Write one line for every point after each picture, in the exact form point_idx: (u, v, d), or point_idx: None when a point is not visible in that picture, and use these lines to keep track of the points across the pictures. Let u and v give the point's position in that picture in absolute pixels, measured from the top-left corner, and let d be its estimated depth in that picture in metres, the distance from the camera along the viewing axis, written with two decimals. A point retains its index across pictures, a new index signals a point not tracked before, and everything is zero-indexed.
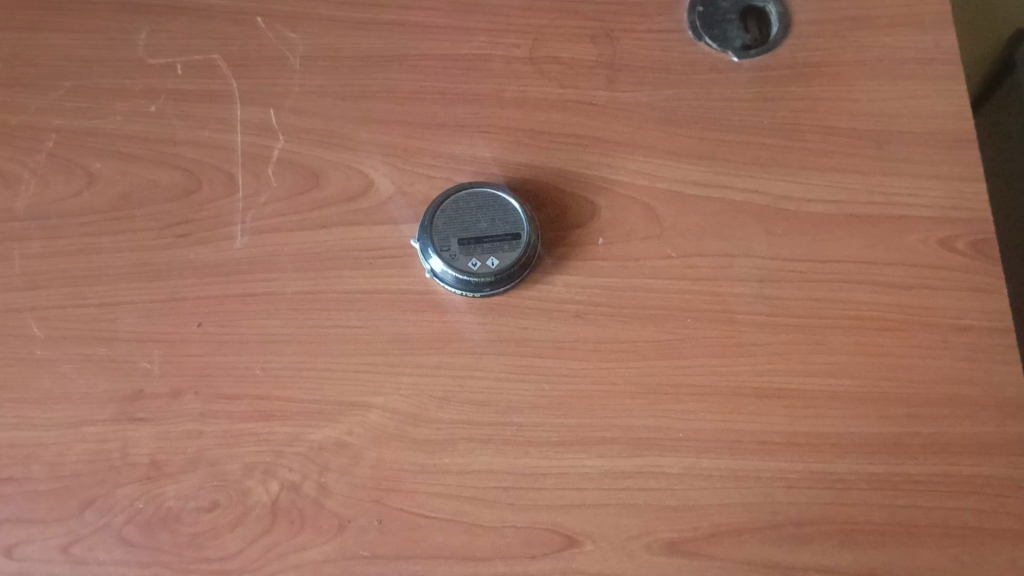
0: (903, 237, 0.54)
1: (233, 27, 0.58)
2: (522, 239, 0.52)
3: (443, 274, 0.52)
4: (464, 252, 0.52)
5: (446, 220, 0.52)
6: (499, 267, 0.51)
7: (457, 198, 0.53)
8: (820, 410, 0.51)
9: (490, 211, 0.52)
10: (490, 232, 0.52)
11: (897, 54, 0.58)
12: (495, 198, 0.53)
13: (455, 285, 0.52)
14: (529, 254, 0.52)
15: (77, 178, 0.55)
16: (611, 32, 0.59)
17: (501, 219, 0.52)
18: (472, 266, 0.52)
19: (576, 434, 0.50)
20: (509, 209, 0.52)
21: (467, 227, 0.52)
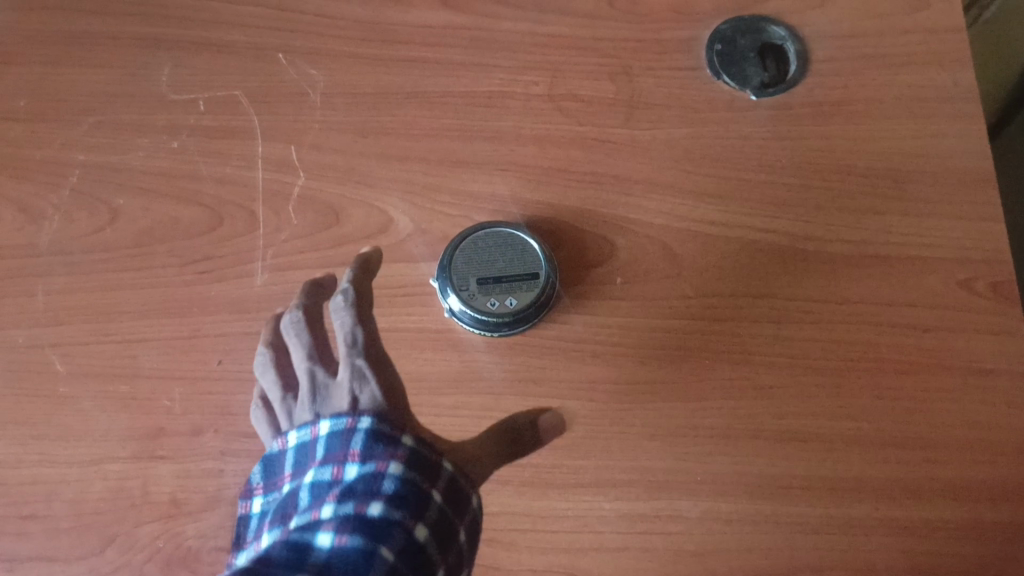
0: (921, 278, 0.54)
1: (256, 63, 0.58)
2: (540, 278, 0.52)
3: (462, 314, 0.52)
4: (484, 291, 0.52)
5: (465, 259, 0.53)
6: (518, 308, 0.52)
7: (477, 237, 0.53)
8: (838, 453, 0.51)
9: (510, 250, 0.53)
10: (509, 271, 0.52)
11: (917, 92, 0.58)
12: (516, 236, 0.53)
13: (474, 325, 0.52)
14: (547, 295, 0.52)
15: (100, 214, 0.56)
16: (628, 69, 0.59)
17: (520, 259, 0.52)
18: (491, 306, 0.52)
19: (594, 476, 0.51)
20: (529, 248, 0.53)
21: (486, 265, 0.53)
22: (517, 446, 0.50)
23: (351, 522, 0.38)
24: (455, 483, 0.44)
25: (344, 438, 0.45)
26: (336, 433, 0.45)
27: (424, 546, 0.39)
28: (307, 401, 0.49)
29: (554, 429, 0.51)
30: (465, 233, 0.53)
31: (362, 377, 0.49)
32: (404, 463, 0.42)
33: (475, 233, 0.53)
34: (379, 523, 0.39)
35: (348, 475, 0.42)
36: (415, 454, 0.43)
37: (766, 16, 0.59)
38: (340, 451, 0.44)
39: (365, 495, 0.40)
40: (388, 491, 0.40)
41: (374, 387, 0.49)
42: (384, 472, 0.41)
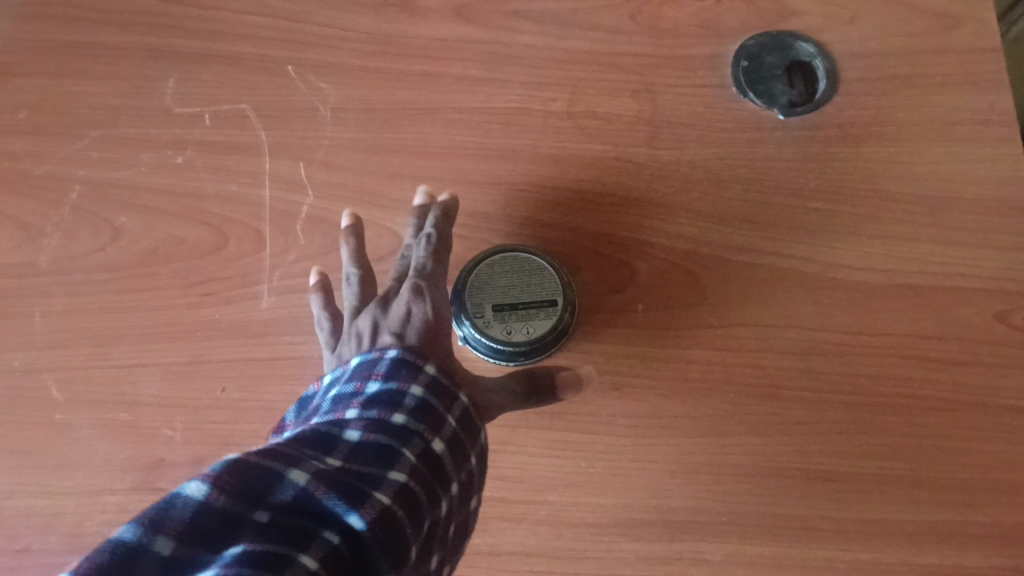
0: (955, 310, 0.51)
1: (264, 76, 0.56)
2: (559, 305, 0.50)
3: (476, 342, 0.50)
4: (500, 318, 0.50)
5: (479, 286, 0.50)
6: (537, 336, 0.50)
7: (493, 259, 0.51)
8: (868, 493, 0.49)
9: (528, 275, 0.51)
10: (527, 297, 0.50)
11: (947, 115, 0.54)
12: (534, 260, 0.51)
13: (488, 353, 0.50)
14: (566, 322, 0.50)
15: (102, 233, 0.54)
16: (650, 87, 0.56)
17: (537, 285, 0.50)
18: (507, 334, 0.50)
19: (612, 515, 0.50)
20: (548, 272, 0.51)
21: (503, 290, 0.50)
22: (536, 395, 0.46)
23: (372, 421, 0.33)
24: (468, 417, 0.38)
25: (367, 363, 0.38)
26: (362, 364, 0.38)
27: (442, 459, 0.35)
28: (369, 308, 0.43)
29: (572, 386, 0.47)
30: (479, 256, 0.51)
31: (421, 300, 0.42)
32: (425, 387, 0.36)
33: (491, 256, 0.51)
34: (401, 426, 0.34)
35: (368, 389, 0.36)
36: (437, 382, 0.37)
37: (794, 32, 0.56)
38: (364, 370, 0.37)
39: (387, 406, 0.34)
40: (411, 404, 0.35)
41: (423, 312, 0.41)
42: (407, 388, 0.36)
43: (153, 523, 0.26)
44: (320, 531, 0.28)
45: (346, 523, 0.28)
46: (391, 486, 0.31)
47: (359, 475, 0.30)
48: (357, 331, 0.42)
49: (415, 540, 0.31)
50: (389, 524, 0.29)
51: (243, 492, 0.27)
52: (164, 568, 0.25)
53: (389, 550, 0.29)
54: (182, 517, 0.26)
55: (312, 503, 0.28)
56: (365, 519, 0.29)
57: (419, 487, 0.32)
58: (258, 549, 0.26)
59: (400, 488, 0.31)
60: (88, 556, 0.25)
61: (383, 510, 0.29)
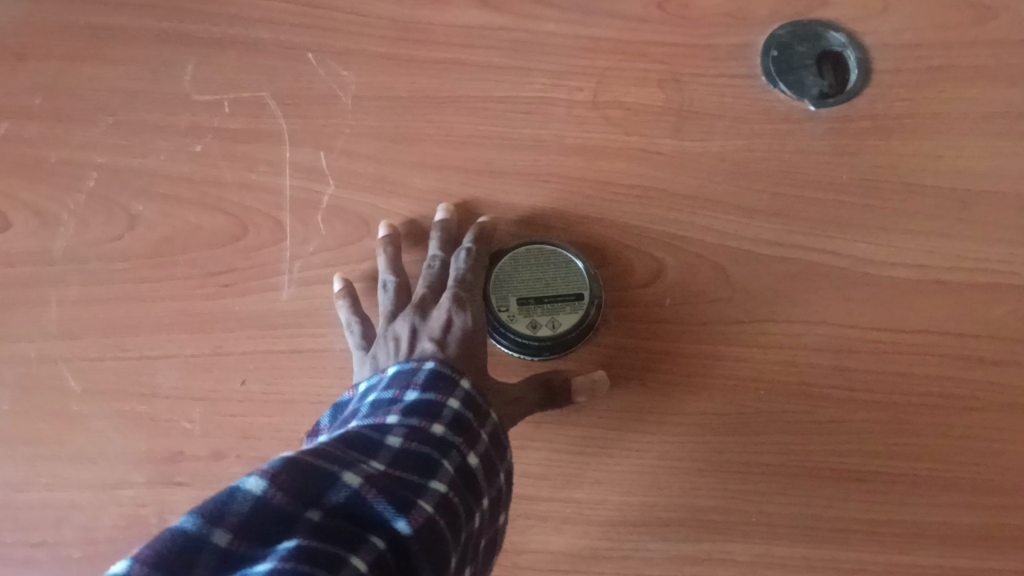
0: (990, 308, 0.50)
1: (284, 62, 0.54)
2: (585, 299, 0.49)
3: (499, 335, 0.50)
4: (524, 312, 0.50)
5: (504, 278, 0.50)
6: (562, 331, 0.49)
7: (520, 249, 0.50)
8: (901, 495, 0.49)
9: (554, 267, 0.50)
10: (552, 291, 0.50)
11: (986, 107, 0.52)
12: (561, 251, 0.50)
13: (508, 347, 0.50)
14: (591, 317, 0.49)
15: (119, 221, 0.53)
16: (678, 77, 0.53)
17: (564, 278, 0.50)
18: (531, 328, 0.49)
19: (639, 514, 0.50)
20: (575, 265, 0.50)
21: (528, 283, 0.50)
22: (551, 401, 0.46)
23: (412, 430, 0.35)
24: (499, 432, 0.40)
25: (404, 373, 0.39)
26: (400, 374, 0.40)
27: (476, 473, 0.36)
28: (407, 313, 0.45)
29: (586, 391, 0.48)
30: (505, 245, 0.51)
31: (460, 310, 0.44)
32: (461, 401, 0.38)
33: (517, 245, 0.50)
34: (440, 438, 0.35)
35: (406, 397, 0.37)
36: (471, 398, 0.39)
37: (826, 19, 0.53)
38: (402, 380, 0.39)
39: (427, 415, 0.36)
40: (447, 417, 0.37)
41: (461, 324, 0.43)
42: (444, 401, 0.37)
43: (211, 516, 0.27)
44: (370, 535, 0.29)
45: (393, 528, 0.30)
46: (434, 495, 0.32)
47: (403, 483, 0.32)
48: (395, 334, 0.44)
49: (454, 549, 0.32)
50: (433, 531, 0.31)
51: (299, 491, 0.29)
52: (222, 559, 0.27)
53: (433, 556, 0.30)
54: (240, 511, 0.28)
55: (363, 507, 0.30)
56: (411, 525, 0.30)
57: (457, 498, 0.33)
58: (312, 545, 0.27)
59: (440, 498, 0.33)
60: (149, 543, 0.26)
61: (428, 517, 0.31)
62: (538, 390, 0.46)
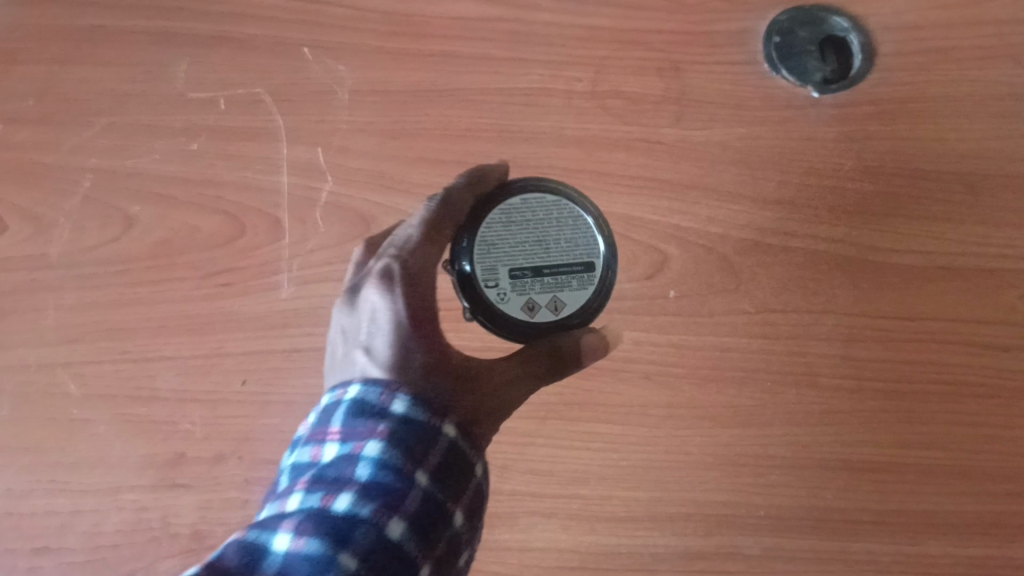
0: (999, 293, 0.49)
1: (277, 59, 0.53)
2: (589, 271, 0.47)
3: (492, 315, 0.47)
4: (521, 289, 0.46)
5: (495, 248, 0.47)
6: (564, 313, 0.47)
7: (520, 210, 0.47)
8: (911, 485, 0.48)
9: (558, 235, 0.47)
10: (558, 263, 0.47)
11: (992, 89, 0.51)
12: (568, 216, 0.47)
13: (503, 328, 0.47)
14: (595, 293, 0.47)
15: (115, 224, 0.52)
16: (678, 64, 0.52)
17: (567, 248, 0.47)
18: (529, 310, 0.46)
19: (647, 509, 0.49)
20: (586, 233, 0.47)
21: (527, 253, 0.47)
22: (563, 369, 0.44)
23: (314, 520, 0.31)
24: (452, 458, 0.35)
25: (328, 422, 0.36)
26: (326, 422, 0.36)
27: (406, 538, 0.32)
28: (347, 305, 0.44)
29: (598, 352, 0.46)
30: (500, 205, 0.47)
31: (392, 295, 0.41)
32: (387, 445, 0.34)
33: (516, 205, 0.47)
34: (347, 516, 0.31)
35: (325, 469, 0.34)
36: (407, 427, 0.35)
37: (827, 4, 0.52)
38: (325, 437, 0.36)
39: (338, 488, 0.33)
40: (363, 482, 0.33)
41: (393, 313, 0.41)
42: (362, 462, 0.33)
43: None
44: None
45: None
46: None
47: None
48: (338, 338, 0.43)
49: None
50: None
51: None
52: None
53: None
54: None
55: None
56: None
57: None
58: None
59: None
60: None
61: None
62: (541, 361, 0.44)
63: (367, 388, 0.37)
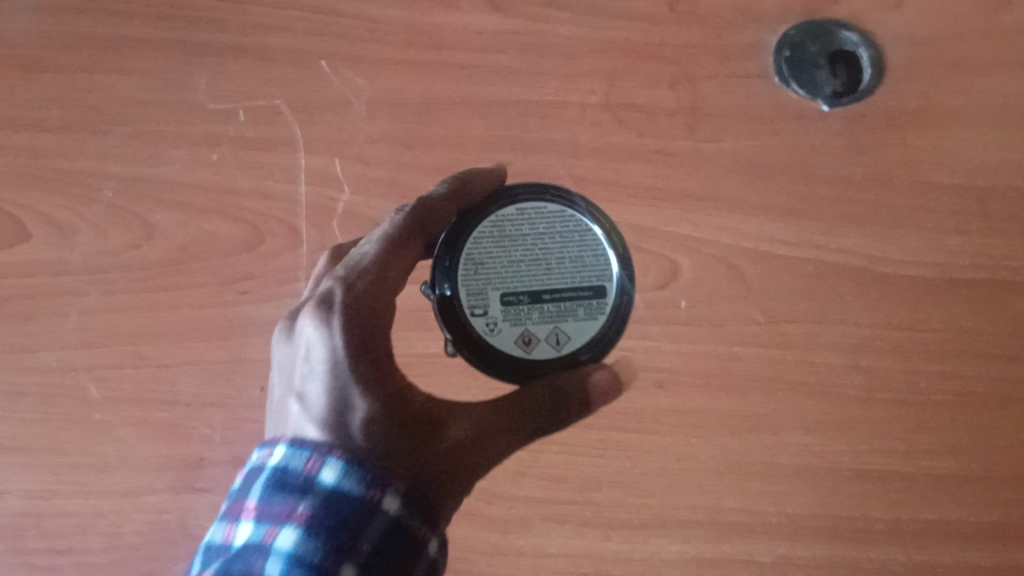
0: (1009, 303, 0.50)
1: (297, 70, 0.54)
2: (592, 296, 0.45)
3: (485, 348, 0.45)
4: (517, 318, 0.44)
5: (490, 273, 0.45)
6: (566, 345, 0.45)
7: (519, 225, 0.46)
8: (922, 494, 0.49)
9: (563, 253, 0.45)
10: (561, 289, 0.45)
11: (1002, 101, 0.52)
12: (574, 231, 0.46)
13: (497, 362, 0.45)
14: (599, 320, 0.45)
15: (136, 230, 0.53)
16: (691, 77, 0.53)
17: (568, 272, 0.45)
18: (525, 343, 0.44)
19: (660, 516, 0.49)
20: (595, 251, 0.46)
21: (526, 277, 0.45)
22: (566, 409, 0.42)
23: None
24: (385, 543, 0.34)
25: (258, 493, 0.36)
26: (257, 492, 0.36)
27: None
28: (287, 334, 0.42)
29: (609, 388, 0.43)
30: (499, 223, 0.46)
31: (329, 329, 0.39)
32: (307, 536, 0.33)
33: (515, 221, 0.46)
34: None
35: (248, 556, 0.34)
36: (334, 511, 0.34)
37: (837, 18, 0.53)
38: (254, 513, 0.35)
39: None
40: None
41: (331, 351, 0.38)
42: (277, 555, 0.33)
43: None
44: None
45: None
46: None
47: None
48: (280, 369, 0.41)
49: None
50: None
51: None
52: None
53: None
54: None
55: None
56: None
57: None
58: None
59: None
60: None
61: None
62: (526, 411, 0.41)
63: (298, 452, 0.36)
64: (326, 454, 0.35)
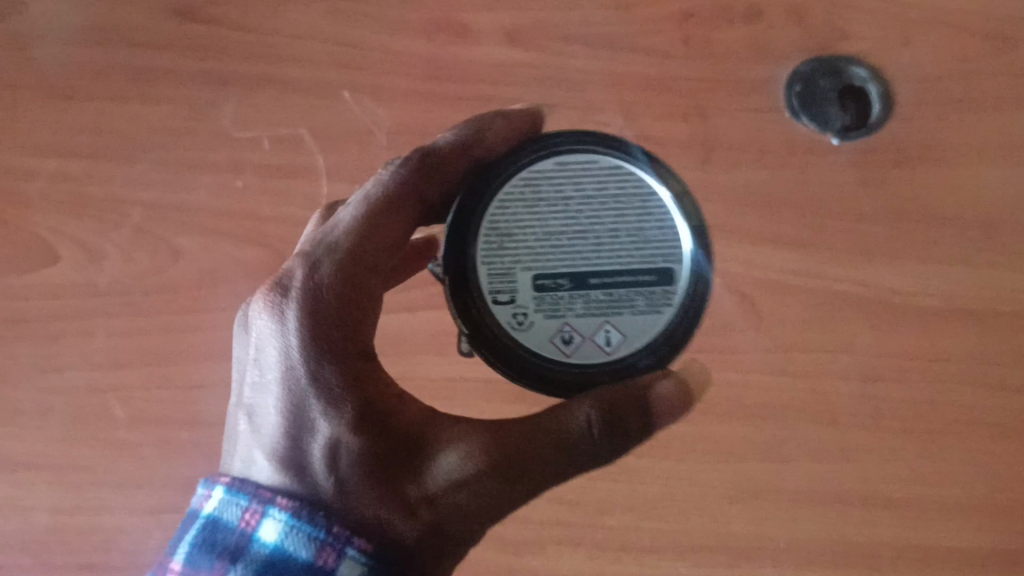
0: (1016, 335, 0.51)
1: (319, 100, 0.56)
2: (655, 282, 0.38)
3: (516, 345, 0.38)
4: (556, 309, 0.38)
5: (528, 251, 0.38)
6: (619, 345, 0.38)
7: (559, 184, 0.39)
8: (930, 521, 0.50)
9: (617, 226, 0.39)
10: (612, 271, 0.38)
11: (1009, 138, 0.53)
12: (631, 195, 0.39)
13: (530, 362, 0.38)
14: (660, 313, 0.38)
15: (162, 254, 0.55)
16: (704, 110, 0.54)
17: (626, 251, 0.38)
18: (566, 341, 0.38)
19: (671, 540, 0.50)
20: (660, 222, 0.39)
21: (569, 254, 0.38)
22: (623, 428, 0.36)
23: None
24: None
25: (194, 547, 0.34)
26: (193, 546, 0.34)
27: None
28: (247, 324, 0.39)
29: (678, 402, 0.37)
30: (538, 184, 0.39)
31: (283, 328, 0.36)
32: None
33: (557, 179, 0.39)
34: None
35: None
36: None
37: (847, 54, 0.54)
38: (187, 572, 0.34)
39: None
40: None
41: (286, 358, 0.36)
42: None
43: None
44: None
45: None
46: None
47: None
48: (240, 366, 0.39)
49: None
50: None
51: None
52: None
53: None
54: None
55: None
56: None
57: None
58: None
59: None
60: None
61: None
62: (562, 451, 0.35)
63: (233, 502, 0.34)
64: (265, 505, 0.33)
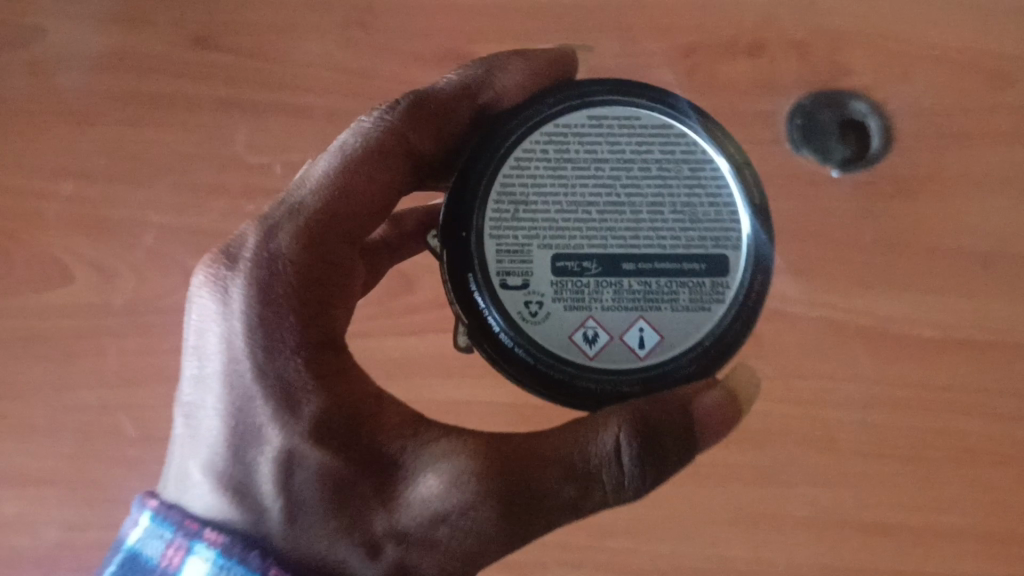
0: (1013, 365, 0.52)
1: (329, 127, 0.56)
2: (699, 272, 0.36)
3: (526, 334, 0.36)
4: (579, 297, 0.36)
5: (555, 230, 0.36)
6: (650, 341, 0.36)
7: (590, 143, 0.37)
8: (926, 547, 0.51)
9: (658, 200, 0.36)
10: (649, 254, 0.36)
11: (1007, 172, 0.54)
12: (679, 160, 0.37)
13: (543, 354, 0.36)
14: (701, 308, 0.36)
15: (175, 276, 0.55)
16: None
17: (669, 233, 0.36)
18: (589, 336, 0.36)
19: (673, 563, 0.51)
20: (712, 201, 0.37)
21: (600, 232, 0.36)
22: (663, 448, 0.33)
23: None
24: None
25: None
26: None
27: None
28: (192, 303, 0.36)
29: (722, 415, 0.34)
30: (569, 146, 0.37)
31: (226, 311, 0.33)
32: None
33: (592, 139, 0.37)
34: None
35: None
36: None
37: (847, 88, 0.55)
38: None
39: None
40: None
41: (229, 356, 0.32)
42: None
43: None
44: None
45: None
46: None
47: None
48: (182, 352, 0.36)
49: None
50: None
51: None
52: None
53: None
54: None
55: None
56: None
57: None
58: None
59: None
60: None
61: None
62: (573, 481, 0.32)
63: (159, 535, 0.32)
64: (191, 541, 0.31)
